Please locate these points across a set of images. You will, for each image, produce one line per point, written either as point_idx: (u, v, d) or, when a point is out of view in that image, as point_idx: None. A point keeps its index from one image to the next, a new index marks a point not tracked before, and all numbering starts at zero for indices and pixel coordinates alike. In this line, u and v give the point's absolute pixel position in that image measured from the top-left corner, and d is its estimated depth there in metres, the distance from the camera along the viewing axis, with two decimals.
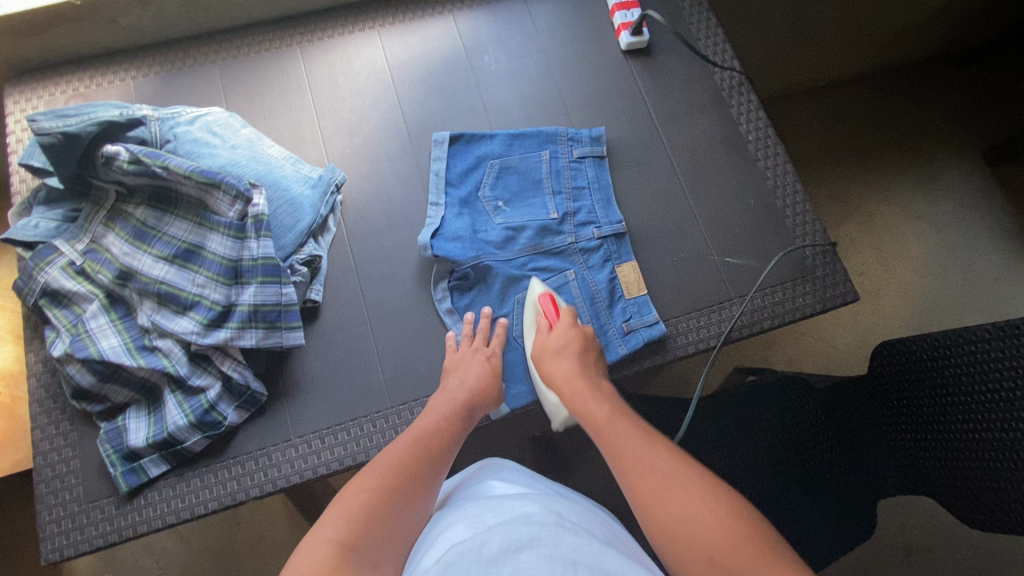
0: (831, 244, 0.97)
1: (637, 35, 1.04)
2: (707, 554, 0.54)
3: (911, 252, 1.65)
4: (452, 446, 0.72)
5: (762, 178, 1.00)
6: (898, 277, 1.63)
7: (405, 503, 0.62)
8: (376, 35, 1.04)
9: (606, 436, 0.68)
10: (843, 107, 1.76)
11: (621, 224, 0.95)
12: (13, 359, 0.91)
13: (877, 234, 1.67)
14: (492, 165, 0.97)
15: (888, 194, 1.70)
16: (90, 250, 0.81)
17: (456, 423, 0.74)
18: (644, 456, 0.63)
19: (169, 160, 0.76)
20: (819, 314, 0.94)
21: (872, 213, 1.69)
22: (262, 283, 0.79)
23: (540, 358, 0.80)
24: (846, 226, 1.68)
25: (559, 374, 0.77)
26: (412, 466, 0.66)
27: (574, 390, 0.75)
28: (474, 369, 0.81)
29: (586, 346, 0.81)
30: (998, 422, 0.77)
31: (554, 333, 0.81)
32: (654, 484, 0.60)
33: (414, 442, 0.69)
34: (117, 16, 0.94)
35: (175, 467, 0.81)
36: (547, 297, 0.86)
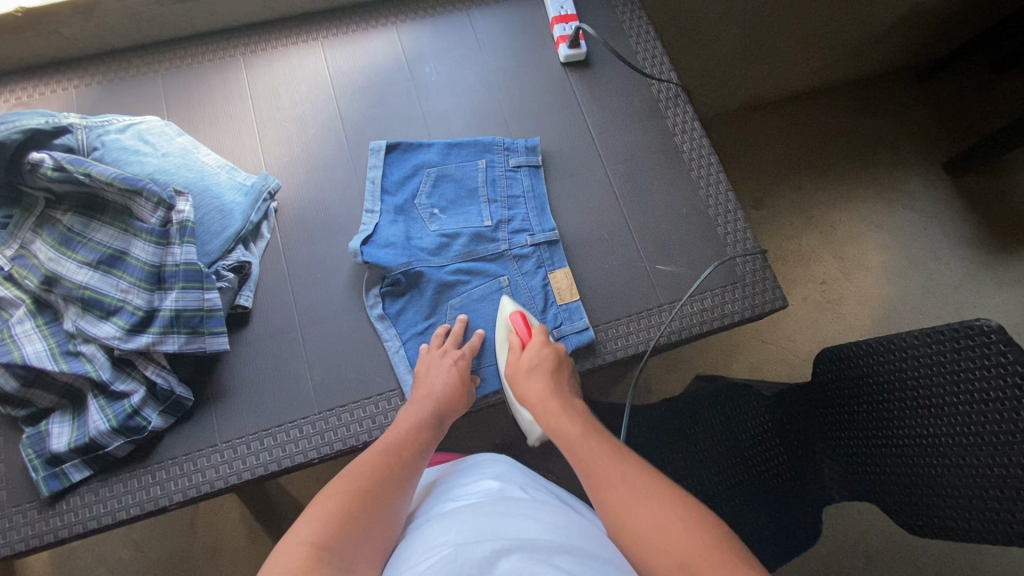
0: (761, 251, 0.98)
1: (574, 47, 1.06)
2: (679, 563, 0.56)
3: (871, 262, 1.67)
4: (420, 454, 0.74)
5: (696, 188, 1.02)
6: (859, 285, 1.65)
7: (373, 513, 0.63)
8: (319, 46, 1.06)
9: (579, 455, 0.71)
10: (803, 119, 1.80)
11: (554, 231, 0.96)
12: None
13: (837, 243, 1.69)
14: (429, 174, 0.99)
15: (848, 205, 1.73)
16: (19, 255, 0.82)
17: (423, 434, 0.76)
18: (616, 471, 0.66)
19: (92, 167, 0.77)
20: (749, 320, 0.95)
21: (834, 223, 1.71)
22: (184, 288, 0.79)
23: (514, 377, 0.83)
24: (805, 236, 1.70)
25: (532, 395, 0.80)
26: (381, 474, 0.68)
27: (548, 409, 0.78)
28: (439, 380, 0.82)
29: (559, 366, 0.83)
30: (940, 429, 0.77)
31: (525, 353, 0.84)
32: (622, 496, 0.63)
33: (384, 453, 0.71)
34: (59, 27, 0.96)
35: (98, 472, 0.81)
36: (519, 317, 0.87)
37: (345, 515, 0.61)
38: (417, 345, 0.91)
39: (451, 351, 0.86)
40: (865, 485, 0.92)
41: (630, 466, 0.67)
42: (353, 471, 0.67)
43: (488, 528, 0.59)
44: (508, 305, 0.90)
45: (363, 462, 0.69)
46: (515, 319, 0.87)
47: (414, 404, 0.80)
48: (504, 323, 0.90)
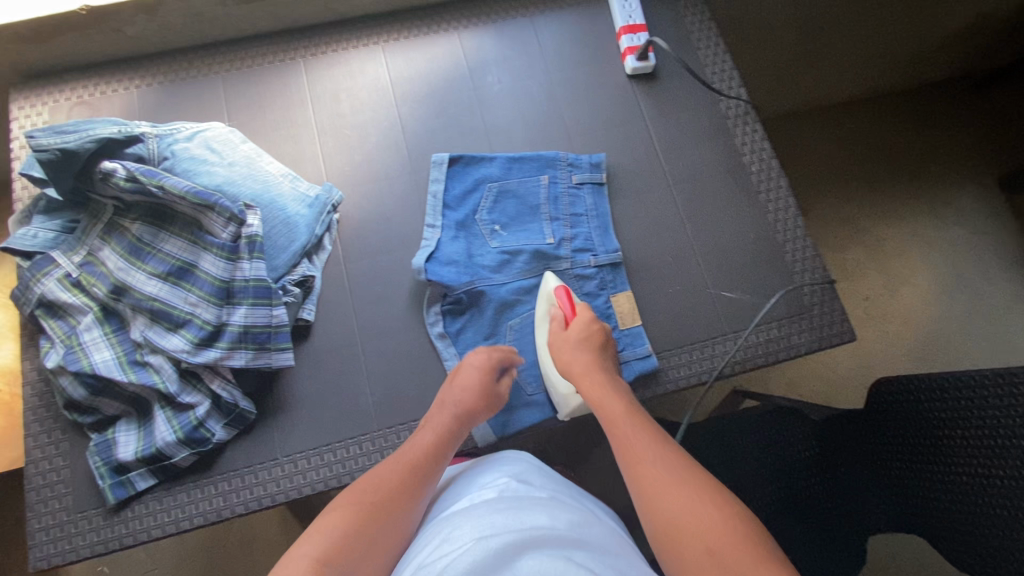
0: (830, 282, 0.96)
1: (642, 60, 1.03)
2: (706, 548, 0.57)
3: (918, 278, 1.63)
4: (435, 468, 0.73)
5: (764, 212, 0.99)
6: (903, 303, 1.61)
7: (378, 533, 0.64)
8: (380, 50, 1.03)
9: (619, 432, 0.72)
10: (854, 128, 1.74)
11: (618, 253, 0.94)
12: (13, 359, 1.01)
13: (885, 259, 1.65)
14: (490, 189, 0.97)
15: (897, 220, 1.68)
16: (86, 262, 0.82)
17: (439, 449, 0.74)
18: (654, 454, 0.67)
19: (165, 179, 0.76)
20: (815, 352, 0.93)
21: (883, 238, 1.66)
22: (253, 305, 0.79)
23: (555, 347, 0.84)
24: (851, 249, 1.65)
25: (577, 362, 0.80)
26: (390, 493, 0.67)
27: (590, 381, 0.79)
28: (466, 391, 0.79)
29: (604, 344, 0.84)
30: (985, 466, 0.76)
31: (572, 327, 0.84)
32: (658, 477, 0.64)
33: (397, 468, 0.71)
34: (122, 26, 0.94)
35: (163, 481, 0.82)
36: (563, 291, 0.88)
37: (350, 537, 0.62)
38: None
39: (484, 357, 0.83)
40: (922, 527, 0.88)
41: (667, 447, 0.68)
42: (364, 481, 0.69)
43: (502, 524, 0.59)
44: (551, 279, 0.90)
45: (373, 476, 0.69)
46: (559, 292, 0.88)
47: (436, 416, 0.78)
48: (546, 298, 0.90)
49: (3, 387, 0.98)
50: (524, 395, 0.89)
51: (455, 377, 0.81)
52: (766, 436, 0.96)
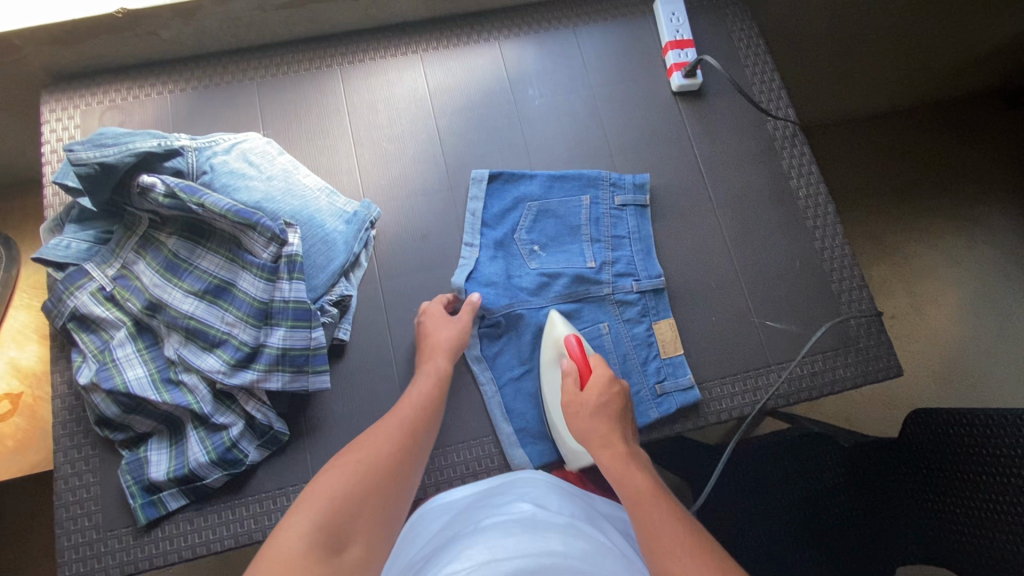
0: (877, 314, 0.93)
1: (690, 77, 0.99)
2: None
3: (944, 299, 1.53)
4: (427, 428, 0.76)
5: (811, 239, 0.96)
6: (930, 324, 1.50)
7: (374, 494, 0.65)
8: (419, 59, 1.00)
9: (645, 514, 0.66)
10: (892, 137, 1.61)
11: (661, 278, 0.91)
12: (37, 360, 0.97)
13: (912, 279, 1.54)
14: (530, 208, 0.94)
15: (930, 237, 1.56)
16: (120, 275, 0.80)
17: (431, 408, 0.78)
18: (681, 542, 0.61)
19: (205, 197, 0.73)
20: (860, 387, 0.90)
21: (910, 256, 1.55)
22: (292, 327, 0.77)
23: (570, 412, 0.77)
24: (877, 267, 1.56)
25: (597, 432, 0.75)
26: (386, 456, 0.69)
27: (615, 456, 0.73)
28: (441, 342, 0.83)
29: (623, 410, 0.78)
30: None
31: (589, 391, 0.77)
32: (684, 571, 0.57)
33: (391, 432, 0.72)
34: (157, 29, 0.91)
35: (194, 501, 0.80)
36: (574, 340, 0.81)
37: (348, 497, 0.63)
38: (513, 389, 0.88)
39: (463, 319, 0.85)
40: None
41: (697, 540, 0.61)
42: (362, 444, 0.70)
43: (516, 548, 0.59)
44: (560, 330, 0.85)
45: (369, 441, 0.70)
46: (570, 342, 0.82)
47: (421, 373, 0.81)
48: (554, 346, 0.85)
49: (26, 388, 0.94)
50: None
51: (423, 336, 0.84)
52: (791, 459, 0.94)
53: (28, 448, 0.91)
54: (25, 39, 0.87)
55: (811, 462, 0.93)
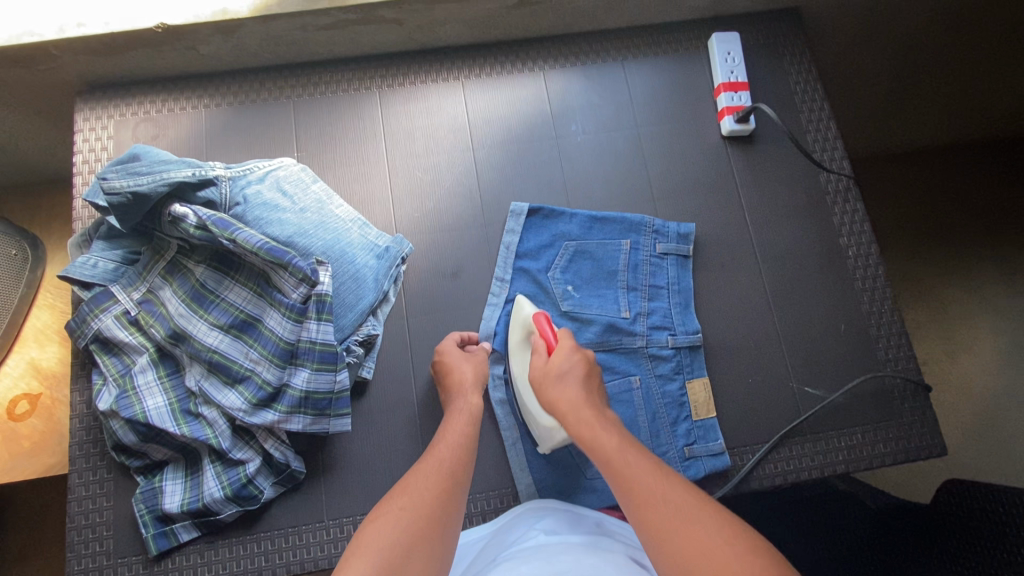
0: (923, 385, 0.88)
1: (742, 122, 0.95)
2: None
3: (980, 346, 1.27)
4: (467, 467, 0.70)
5: (858, 300, 0.91)
6: (961, 377, 1.25)
7: (425, 541, 0.60)
8: (459, 87, 0.97)
9: (616, 469, 0.63)
10: (953, 172, 1.35)
11: (698, 334, 0.88)
12: (57, 362, 0.95)
13: (946, 323, 1.28)
14: (567, 247, 0.90)
15: (968, 282, 1.30)
16: (145, 300, 0.79)
17: (469, 441, 0.72)
18: (656, 487, 0.60)
19: (237, 232, 0.71)
20: (900, 464, 0.86)
21: (947, 299, 1.30)
22: (316, 370, 0.75)
23: (540, 383, 0.74)
24: (910, 308, 1.30)
25: (563, 399, 0.71)
26: (432, 498, 0.64)
27: (581, 417, 0.69)
28: (464, 376, 0.79)
29: (590, 372, 0.75)
30: None
31: (553, 357, 0.76)
32: (661, 515, 0.58)
33: (432, 471, 0.67)
34: (196, 44, 0.89)
35: (205, 534, 0.78)
36: (542, 317, 0.80)
37: (399, 548, 0.58)
38: (536, 440, 0.84)
39: (481, 353, 0.83)
40: None
41: (670, 480, 0.61)
42: (410, 484, 0.65)
43: None
44: (527, 309, 0.84)
45: (411, 484, 0.65)
46: (536, 318, 0.81)
47: (454, 408, 0.76)
48: (524, 324, 0.84)
49: (46, 390, 0.93)
50: (582, 477, 0.83)
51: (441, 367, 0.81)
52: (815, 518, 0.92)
53: (42, 451, 0.90)
54: (63, 48, 0.86)
55: (839, 524, 0.89)
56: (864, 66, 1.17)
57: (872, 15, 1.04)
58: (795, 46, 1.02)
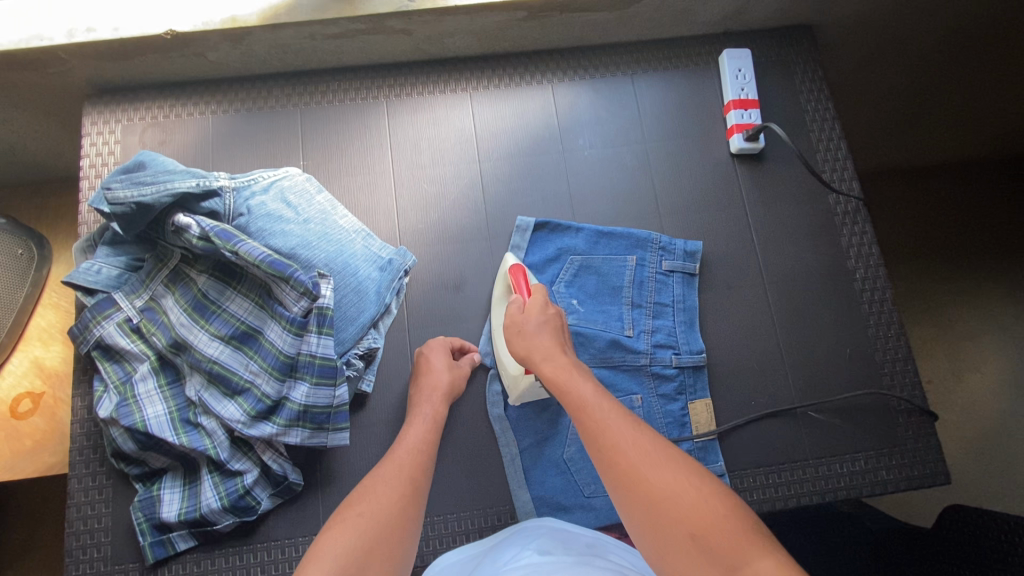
0: (929, 412, 0.87)
1: (751, 140, 0.94)
2: (686, 531, 0.53)
3: (987, 366, 1.25)
4: (426, 476, 0.71)
5: (864, 324, 0.90)
6: (970, 398, 1.23)
7: (384, 547, 0.61)
8: (467, 98, 0.97)
9: (588, 416, 0.63)
10: (966, 190, 1.33)
11: (702, 355, 0.87)
12: (60, 361, 0.96)
13: (953, 343, 1.26)
14: (572, 262, 0.90)
15: (979, 301, 1.28)
16: (148, 307, 0.79)
17: (430, 449, 0.74)
18: (627, 434, 0.60)
19: (239, 245, 0.71)
20: (902, 492, 0.85)
21: (957, 319, 1.28)
22: (316, 384, 0.75)
23: (510, 335, 0.75)
24: (918, 327, 1.28)
25: (538, 351, 0.72)
26: (391, 505, 0.65)
27: (556, 368, 0.70)
28: (437, 386, 0.79)
29: (562, 329, 0.76)
30: None
31: (527, 310, 0.76)
32: (628, 460, 0.58)
33: (391, 478, 0.68)
34: (205, 51, 0.89)
35: (202, 543, 0.78)
36: (518, 270, 0.82)
37: (358, 548, 0.59)
38: (534, 457, 0.84)
39: (465, 367, 0.83)
40: None
41: (640, 428, 0.62)
42: (369, 488, 0.66)
43: None
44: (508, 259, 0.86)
45: (372, 489, 0.66)
46: (514, 270, 0.82)
47: (415, 418, 0.77)
48: (506, 278, 0.86)
49: (48, 389, 0.93)
50: (580, 496, 0.82)
51: (420, 369, 0.81)
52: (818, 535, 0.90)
53: (43, 450, 0.90)
54: (71, 53, 0.85)
55: (838, 542, 0.87)
56: (877, 84, 1.16)
57: (887, 33, 1.03)
58: (808, 64, 1.01)
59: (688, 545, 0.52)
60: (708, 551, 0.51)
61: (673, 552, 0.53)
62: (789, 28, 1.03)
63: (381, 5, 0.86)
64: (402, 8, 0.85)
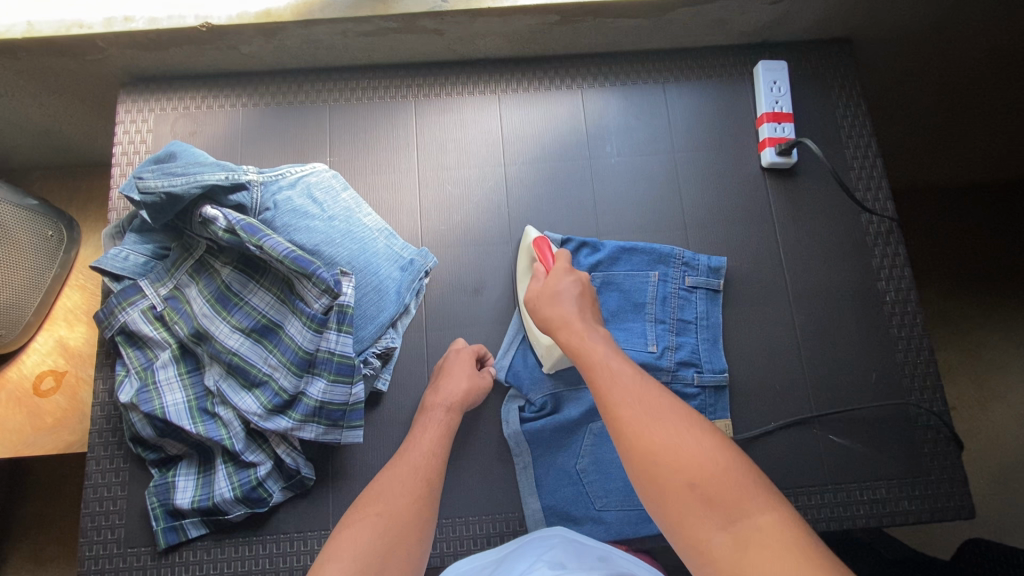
0: (957, 443, 0.84)
1: (784, 155, 0.92)
2: (686, 480, 0.54)
3: (1015, 394, 1.21)
4: (440, 477, 0.71)
5: (893, 349, 0.88)
6: (998, 428, 1.19)
7: (398, 552, 0.62)
8: (496, 100, 0.96)
9: (598, 373, 0.64)
10: (1005, 215, 1.28)
11: (724, 374, 0.85)
12: (84, 342, 0.97)
13: (981, 370, 1.23)
14: (593, 280, 0.88)
15: (1012, 328, 1.24)
16: (171, 296, 0.80)
17: (442, 450, 0.74)
18: (635, 391, 0.61)
19: (265, 239, 0.71)
20: (924, 523, 0.83)
21: (986, 345, 1.24)
22: (333, 381, 0.76)
23: (537, 302, 0.74)
24: (945, 352, 1.24)
25: (556, 315, 0.72)
26: (405, 510, 0.66)
27: (571, 330, 0.70)
28: (455, 391, 0.78)
29: (585, 293, 0.76)
30: None
31: (553, 278, 0.76)
32: (637, 415, 0.59)
33: (407, 481, 0.68)
34: (238, 44, 0.89)
35: (213, 531, 0.79)
36: (545, 242, 0.82)
37: (372, 553, 0.60)
38: (546, 466, 0.83)
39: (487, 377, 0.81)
40: None
41: (647, 385, 0.62)
42: (381, 491, 0.67)
43: None
44: (531, 233, 0.87)
45: (385, 491, 0.67)
46: (537, 243, 0.82)
47: (428, 421, 0.76)
48: (529, 251, 0.86)
49: (71, 368, 0.95)
50: (591, 509, 0.81)
51: (441, 375, 0.81)
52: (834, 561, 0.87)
53: (63, 427, 0.92)
54: (109, 42, 0.87)
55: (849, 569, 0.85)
56: (916, 102, 1.12)
57: (931, 49, 1.00)
58: (845, 79, 0.98)
59: (688, 493, 0.53)
60: (710, 501, 0.53)
61: (674, 500, 0.54)
62: (827, 42, 1.00)
63: (415, 4, 0.85)
64: (435, 8, 0.85)
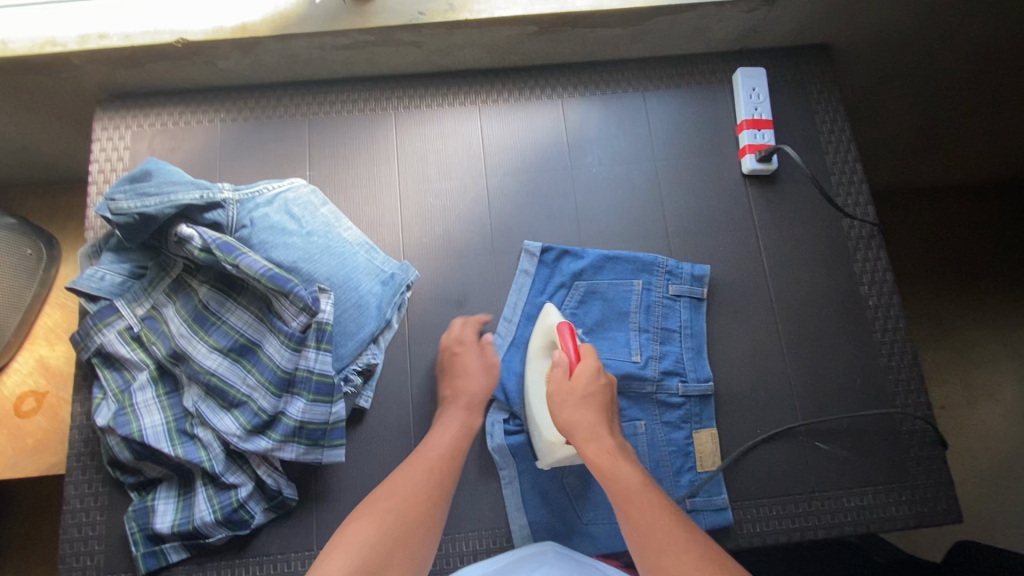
0: (942, 445, 0.84)
1: (764, 161, 0.92)
2: None
3: (1002, 394, 1.21)
4: (441, 497, 0.70)
5: (876, 354, 0.88)
6: (987, 429, 1.19)
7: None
8: (476, 112, 0.96)
9: (630, 507, 0.66)
10: (986, 215, 1.29)
11: (710, 383, 0.85)
12: (65, 360, 0.96)
13: (968, 370, 1.23)
14: (578, 288, 0.88)
15: (997, 327, 1.25)
16: (149, 316, 0.79)
17: (446, 468, 0.73)
18: (663, 524, 0.64)
19: (241, 258, 0.71)
20: (912, 528, 0.82)
21: (972, 344, 1.24)
22: (313, 400, 0.74)
23: (558, 404, 0.74)
24: (932, 352, 1.24)
25: (581, 423, 0.72)
26: (399, 531, 0.65)
27: (597, 446, 0.71)
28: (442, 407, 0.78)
29: (608, 402, 0.75)
30: None
31: (576, 381, 0.74)
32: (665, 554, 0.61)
33: (403, 501, 0.68)
34: (215, 59, 0.89)
35: (195, 555, 0.78)
36: (568, 329, 0.78)
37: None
38: (532, 480, 0.82)
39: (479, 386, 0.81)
40: None
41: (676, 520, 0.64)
42: (376, 511, 0.66)
43: None
44: (554, 317, 0.82)
45: (381, 511, 0.66)
46: (560, 328, 0.79)
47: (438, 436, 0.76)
48: (548, 333, 0.82)
49: (52, 389, 0.93)
50: (579, 523, 0.80)
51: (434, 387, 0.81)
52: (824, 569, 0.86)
53: (42, 451, 0.90)
54: (83, 59, 0.86)
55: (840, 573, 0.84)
56: (897, 105, 1.13)
57: (908, 53, 1.00)
58: (824, 84, 0.98)
59: None
60: None
61: None
62: (806, 48, 1.01)
63: (392, 17, 0.85)
64: (412, 21, 0.85)
